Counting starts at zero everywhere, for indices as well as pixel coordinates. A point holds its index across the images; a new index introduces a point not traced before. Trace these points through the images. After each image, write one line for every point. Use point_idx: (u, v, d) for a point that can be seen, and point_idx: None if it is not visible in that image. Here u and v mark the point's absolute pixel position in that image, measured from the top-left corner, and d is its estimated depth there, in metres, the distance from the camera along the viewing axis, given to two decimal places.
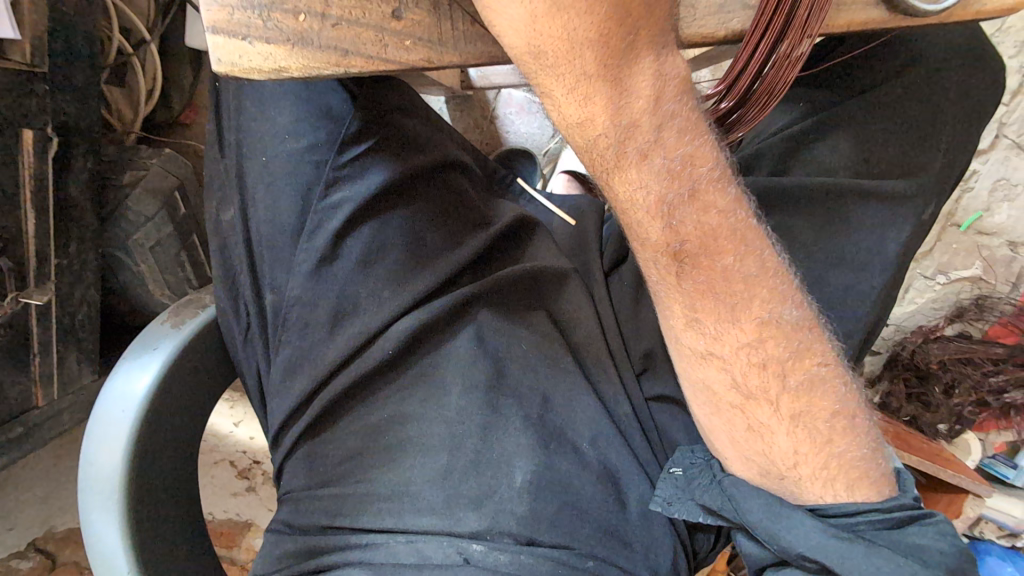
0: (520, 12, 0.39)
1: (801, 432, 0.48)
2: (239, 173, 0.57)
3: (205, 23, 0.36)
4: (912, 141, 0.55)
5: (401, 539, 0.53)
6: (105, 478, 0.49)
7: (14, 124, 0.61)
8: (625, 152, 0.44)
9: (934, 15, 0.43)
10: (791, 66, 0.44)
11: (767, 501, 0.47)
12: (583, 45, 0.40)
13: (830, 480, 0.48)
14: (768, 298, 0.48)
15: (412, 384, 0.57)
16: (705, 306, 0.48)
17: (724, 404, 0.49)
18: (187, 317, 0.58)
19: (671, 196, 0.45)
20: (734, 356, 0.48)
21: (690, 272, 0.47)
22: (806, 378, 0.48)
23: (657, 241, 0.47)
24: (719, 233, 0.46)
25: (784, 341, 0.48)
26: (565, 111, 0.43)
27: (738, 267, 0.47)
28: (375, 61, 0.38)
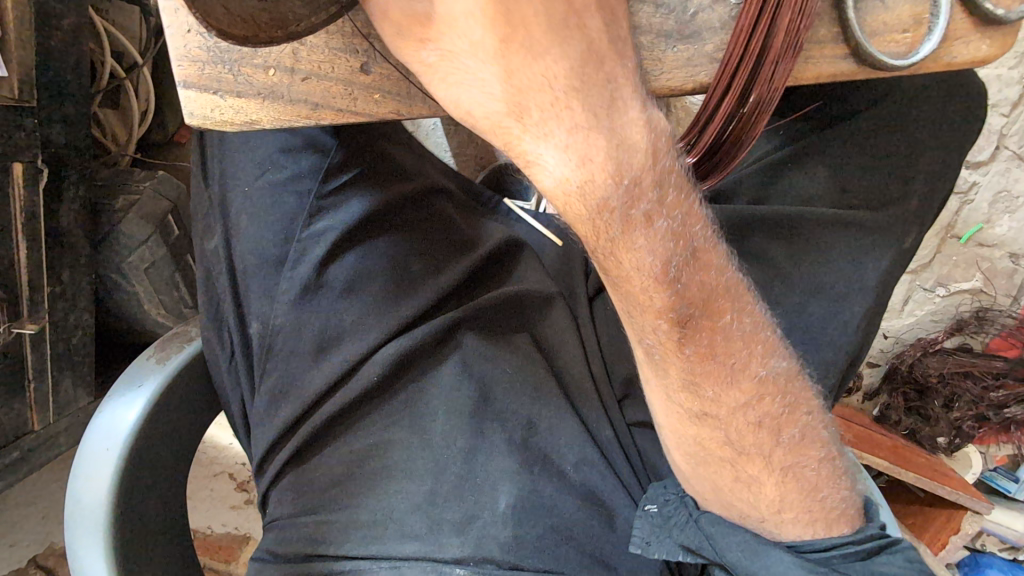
0: (490, 74, 0.37)
1: (789, 481, 0.48)
2: (222, 204, 0.57)
3: (177, 78, 0.37)
4: (888, 173, 0.54)
5: (384, 565, 0.52)
6: (90, 513, 0.50)
7: (5, 158, 0.62)
8: (631, 214, 0.40)
9: (904, 71, 0.42)
10: (759, 119, 0.43)
11: (743, 539, 0.47)
12: (562, 95, 0.38)
13: (803, 514, 0.48)
14: (762, 355, 0.48)
15: (398, 409, 0.56)
16: (702, 372, 0.46)
17: (715, 458, 0.48)
18: (173, 350, 0.58)
19: (677, 258, 0.43)
20: (730, 417, 0.47)
21: (693, 336, 0.45)
22: (797, 431, 0.49)
23: (661, 307, 0.43)
24: (718, 293, 0.46)
25: (779, 396, 0.48)
26: (565, 176, 0.39)
27: (736, 326, 0.47)
28: (344, 113, 0.38)
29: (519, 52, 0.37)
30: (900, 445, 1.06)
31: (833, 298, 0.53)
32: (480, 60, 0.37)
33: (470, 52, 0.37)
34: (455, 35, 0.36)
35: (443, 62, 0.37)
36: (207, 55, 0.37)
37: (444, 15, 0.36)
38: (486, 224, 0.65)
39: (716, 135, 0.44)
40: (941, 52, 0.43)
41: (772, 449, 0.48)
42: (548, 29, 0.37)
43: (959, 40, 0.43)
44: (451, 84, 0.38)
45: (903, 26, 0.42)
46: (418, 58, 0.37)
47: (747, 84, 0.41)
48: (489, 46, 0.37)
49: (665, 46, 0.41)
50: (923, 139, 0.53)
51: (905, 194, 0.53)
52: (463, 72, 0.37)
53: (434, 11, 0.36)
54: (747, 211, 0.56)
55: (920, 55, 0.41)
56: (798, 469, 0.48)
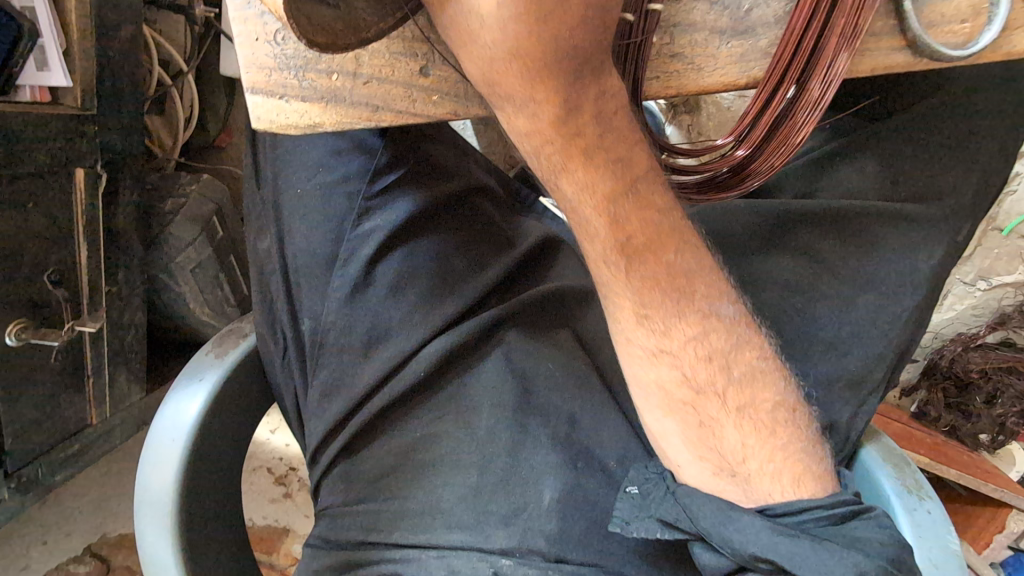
0: (481, 48, 0.36)
1: (746, 421, 0.46)
2: (276, 204, 0.59)
3: (245, 84, 0.39)
4: (940, 163, 0.53)
5: (432, 553, 0.53)
6: (157, 501, 0.52)
7: (68, 164, 0.65)
8: (572, 153, 0.40)
9: (962, 61, 0.41)
10: (812, 112, 0.43)
11: (719, 506, 0.44)
12: (538, 75, 0.37)
13: (779, 471, 0.46)
14: (707, 293, 0.47)
15: (446, 404, 0.58)
16: (652, 303, 0.45)
17: (676, 402, 0.47)
18: (229, 347, 0.60)
19: (619, 195, 0.42)
20: (681, 350, 0.46)
21: (639, 267, 0.44)
22: (748, 370, 0.47)
23: (605, 238, 0.43)
24: (665, 235, 0.45)
25: (726, 335, 0.47)
26: (515, 122, 0.40)
27: (680, 263, 0.46)
28: (403, 115, 0.40)
29: (515, 41, 0.35)
30: (940, 443, 1.04)
31: (882, 292, 0.52)
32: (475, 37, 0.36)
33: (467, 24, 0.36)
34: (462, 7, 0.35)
35: (441, 10, 0.36)
36: (274, 62, 0.38)
37: None
38: (523, 222, 0.66)
39: (767, 129, 0.44)
40: (999, 41, 0.42)
41: (726, 387, 0.46)
42: (537, 12, 0.34)
43: (1019, 29, 0.42)
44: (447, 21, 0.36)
45: (961, 17, 0.41)
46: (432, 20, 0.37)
47: (803, 76, 0.42)
48: (488, 21, 0.35)
49: (719, 42, 0.41)
50: (976, 131, 0.52)
51: (958, 184, 0.52)
52: (464, 24, 0.36)
53: None
54: (788, 208, 0.57)
55: (979, 45, 0.41)
56: (752, 409, 0.47)
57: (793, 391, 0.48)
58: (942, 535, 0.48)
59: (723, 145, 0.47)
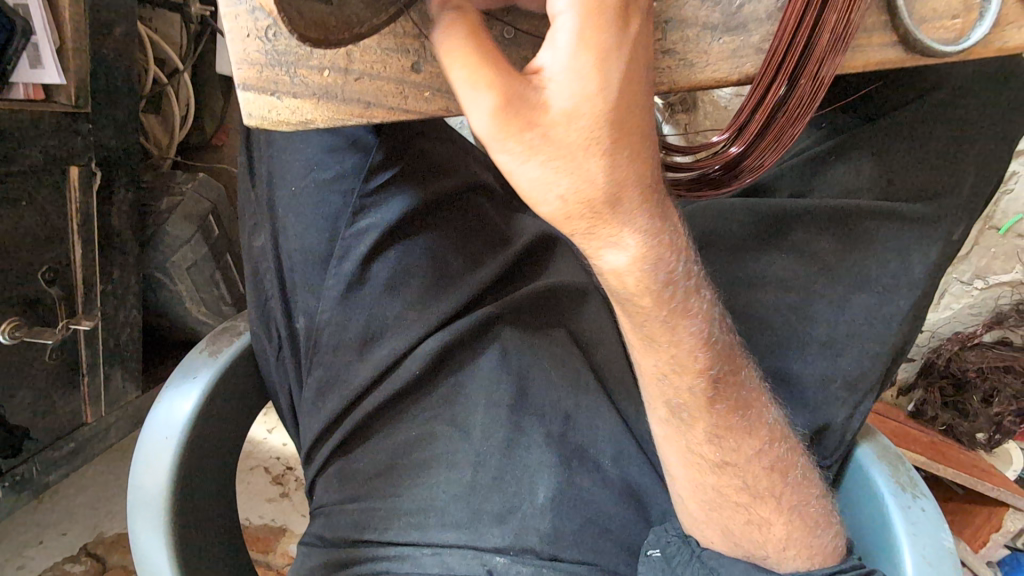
0: (593, 166, 0.34)
1: (798, 521, 0.49)
2: (270, 202, 0.58)
3: (237, 80, 0.39)
4: (935, 163, 0.53)
5: (427, 551, 0.54)
6: (149, 500, 0.52)
7: (62, 162, 0.65)
8: (682, 285, 0.43)
9: (953, 57, 0.41)
10: (805, 109, 0.43)
11: (745, 570, 0.47)
12: (648, 189, 0.37)
13: (804, 550, 0.49)
14: (766, 407, 0.49)
15: (441, 402, 0.58)
16: (726, 425, 0.48)
17: (730, 503, 0.49)
18: (223, 345, 0.60)
19: (714, 326, 0.46)
20: (747, 464, 0.49)
21: (721, 395, 0.47)
22: (802, 473, 0.50)
23: (693, 368, 0.46)
24: (733, 352, 0.48)
25: (785, 444, 0.50)
26: (639, 260, 0.39)
27: (750, 381, 0.49)
28: (396, 111, 0.39)
29: (623, 148, 0.34)
30: (937, 441, 1.04)
31: (878, 292, 0.52)
32: (589, 158, 0.33)
33: (575, 145, 0.33)
34: (569, 125, 0.32)
35: (563, 159, 0.33)
36: (265, 58, 0.38)
37: (559, 124, 0.32)
38: (519, 219, 0.66)
39: (759, 126, 0.44)
40: (993, 36, 0.42)
41: (782, 491, 0.49)
42: (644, 142, 0.34)
43: (1013, 24, 0.41)
44: (561, 171, 0.33)
45: (954, 13, 0.41)
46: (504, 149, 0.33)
47: (796, 73, 0.42)
48: (604, 158, 0.33)
49: (711, 38, 0.41)
50: (973, 131, 0.52)
51: (956, 184, 0.52)
52: (575, 174, 0.34)
53: (547, 117, 0.32)
54: (784, 206, 0.57)
55: (972, 41, 0.40)
56: (805, 508, 0.49)
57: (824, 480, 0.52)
58: (938, 534, 0.48)
59: (715, 142, 0.47)
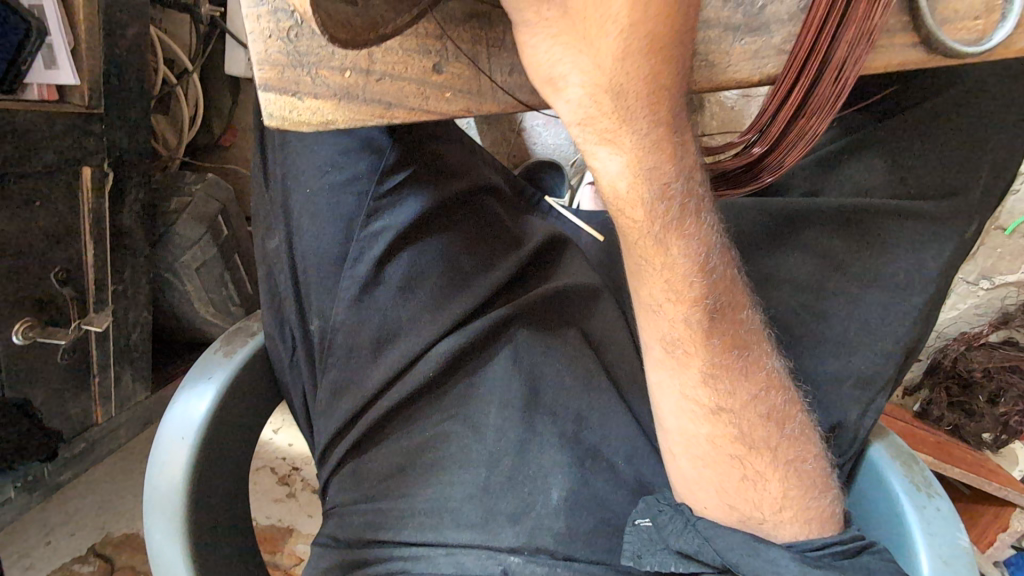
0: (606, 47, 0.36)
1: (792, 476, 0.49)
2: (284, 202, 0.58)
3: (257, 81, 0.39)
4: (951, 164, 0.52)
5: (441, 551, 0.53)
6: (166, 499, 0.52)
7: (75, 162, 0.65)
8: (685, 206, 0.43)
9: (974, 58, 0.41)
10: (826, 113, 0.42)
11: (742, 539, 0.47)
12: (660, 90, 0.38)
13: (801, 513, 0.48)
14: (764, 352, 0.50)
15: (455, 402, 0.58)
16: (722, 365, 0.48)
17: (723, 455, 0.48)
18: (237, 345, 0.60)
19: (713, 254, 0.46)
20: (743, 410, 0.48)
21: (718, 330, 0.47)
22: (797, 425, 0.50)
23: (692, 298, 0.45)
24: (732, 297, 0.48)
25: (781, 392, 0.50)
26: (636, 157, 0.40)
27: (749, 325, 0.49)
28: (417, 112, 0.39)
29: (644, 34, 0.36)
30: (943, 442, 1.04)
31: (895, 290, 0.52)
32: (603, 41, 0.36)
33: (592, 25, 0.36)
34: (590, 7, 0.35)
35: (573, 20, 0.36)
36: (287, 59, 0.38)
37: None
38: (530, 221, 0.66)
39: (782, 127, 0.44)
40: (1013, 37, 0.42)
41: (777, 442, 0.49)
42: (662, 35, 0.36)
43: None
44: (572, 35, 0.36)
45: (976, 13, 0.41)
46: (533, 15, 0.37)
47: (818, 71, 0.41)
48: (617, 36, 0.36)
49: (733, 38, 0.41)
50: (994, 135, 0.51)
51: (970, 181, 0.52)
52: (585, 40, 0.36)
53: None
54: (796, 208, 0.57)
55: (993, 42, 0.41)
56: (798, 464, 0.49)
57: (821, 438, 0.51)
58: (952, 532, 0.48)
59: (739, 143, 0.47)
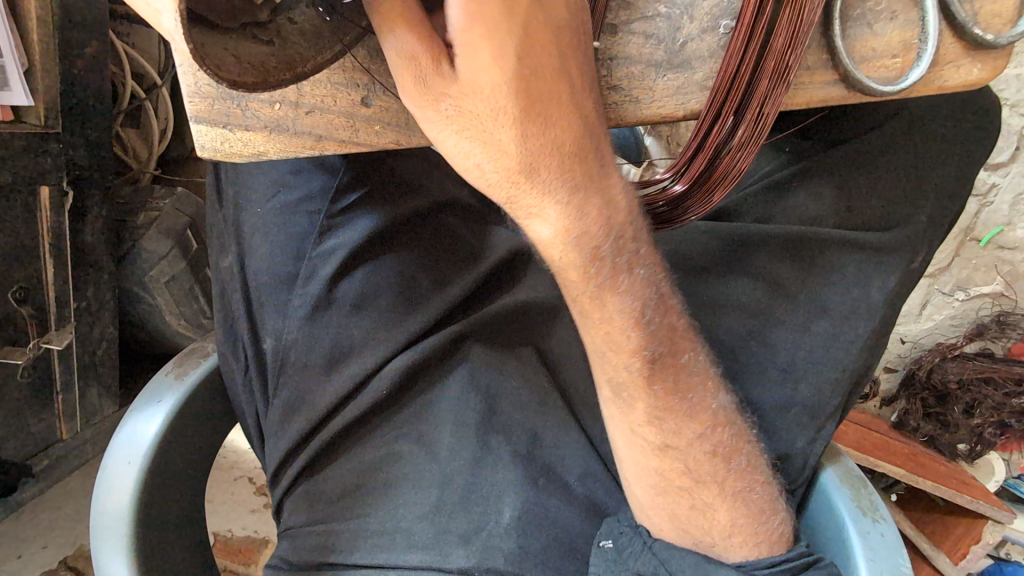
0: (505, 133, 0.36)
1: (739, 505, 0.49)
2: (237, 223, 0.58)
3: (189, 113, 0.40)
4: (898, 194, 0.53)
5: (393, 573, 0.53)
6: (112, 523, 0.51)
7: (31, 183, 0.65)
8: (618, 262, 0.42)
9: (890, 98, 0.41)
10: (749, 149, 0.43)
11: (694, 561, 0.48)
12: (570, 160, 0.38)
13: (751, 537, 0.49)
14: (710, 390, 0.49)
15: (408, 421, 0.58)
16: (665, 406, 0.47)
17: (673, 487, 0.49)
18: (190, 366, 0.60)
19: (650, 304, 0.45)
20: (688, 446, 0.48)
21: (660, 374, 0.46)
22: (743, 460, 0.49)
23: (632, 347, 0.45)
24: (678, 335, 0.48)
25: (728, 427, 0.49)
26: (564, 226, 0.40)
27: (695, 362, 0.48)
28: (347, 143, 0.40)
29: (535, 116, 0.36)
30: (918, 453, 1.04)
31: (840, 318, 0.53)
32: (500, 129, 0.36)
33: (484, 116, 0.35)
34: (478, 97, 0.35)
35: (465, 110, 0.35)
36: (217, 91, 0.39)
37: (462, 71, 0.34)
38: (495, 232, 0.65)
39: (705, 163, 0.44)
40: (931, 77, 0.42)
41: (724, 476, 0.49)
42: (551, 108, 0.36)
43: (950, 65, 0.42)
44: (472, 125, 0.36)
45: (893, 51, 0.41)
46: (427, 113, 0.36)
47: (738, 112, 0.41)
48: (510, 122, 0.36)
49: (655, 75, 0.41)
50: (933, 166, 0.52)
51: (916, 214, 0.52)
52: (483, 128, 0.36)
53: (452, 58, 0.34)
54: (749, 231, 0.56)
55: (909, 82, 0.41)
56: (746, 495, 0.49)
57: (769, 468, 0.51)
58: (895, 558, 0.48)
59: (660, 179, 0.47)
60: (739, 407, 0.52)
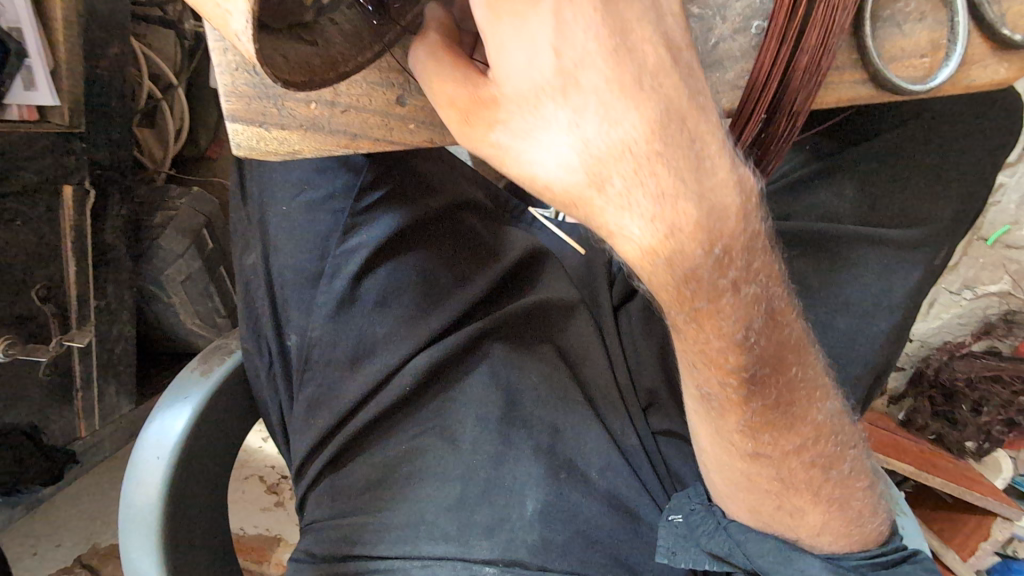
0: (563, 133, 0.34)
1: (835, 511, 0.50)
2: (261, 221, 0.59)
3: (225, 112, 0.40)
4: (918, 193, 0.54)
5: (416, 563, 0.54)
6: (142, 516, 0.52)
7: (55, 182, 0.66)
8: (721, 262, 0.39)
9: (923, 96, 0.41)
10: (780, 148, 0.44)
11: (775, 546, 0.49)
12: (647, 159, 0.35)
13: (842, 535, 0.50)
14: (813, 398, 0.48)
15: (430, 418, 0.59)
16: (767, 421, 0.46)
17: (763, 490, 0.49)
18: (215, 363, 0.61)
19: (755, 322, 0.43)
20: (783, 459, 0.48)
21: (763, 393, 0.45)
22: (845, 468, 0.50)
23: (728, 365, 0.43)
24: (785, 350, 0.45)
25: (830, 437, 0.49)
26: (652, 236, 0.37)
27: (803, 374, 0.47)
28: (381, 142, 0.41)
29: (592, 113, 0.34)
30: (928, 451, 1.04)
31: (859, 316, 0.54)
32: (556, 134, 0.35)
33: (535, 116, 0.35)
34: (522, 109, 0.35)
35: (516, 137, 0.35)
36: (253, 91, 0.40)
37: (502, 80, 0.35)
38: (511, 232, 0.66)
39: None
40: (959, 75, 0.43)
41: (820, 483, 0.49)
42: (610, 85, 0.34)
43: (978, 63, 0.43)
44: (531, 151, 0.35)
45: (921, 52, 0.42)
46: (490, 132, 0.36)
47: (769, 114, 0.42)
48: (568, 134, 0.34)
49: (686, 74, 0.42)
50: (953, 165, 0.54)
51: (936, 212, 0.54)
52: (540, 134, 0.35)
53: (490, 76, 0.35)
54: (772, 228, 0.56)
55: (939, 80, 0.42)
56: (844, 501, 0.50)
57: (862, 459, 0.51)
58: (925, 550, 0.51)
59: None
60: (844, 411, 0.51)
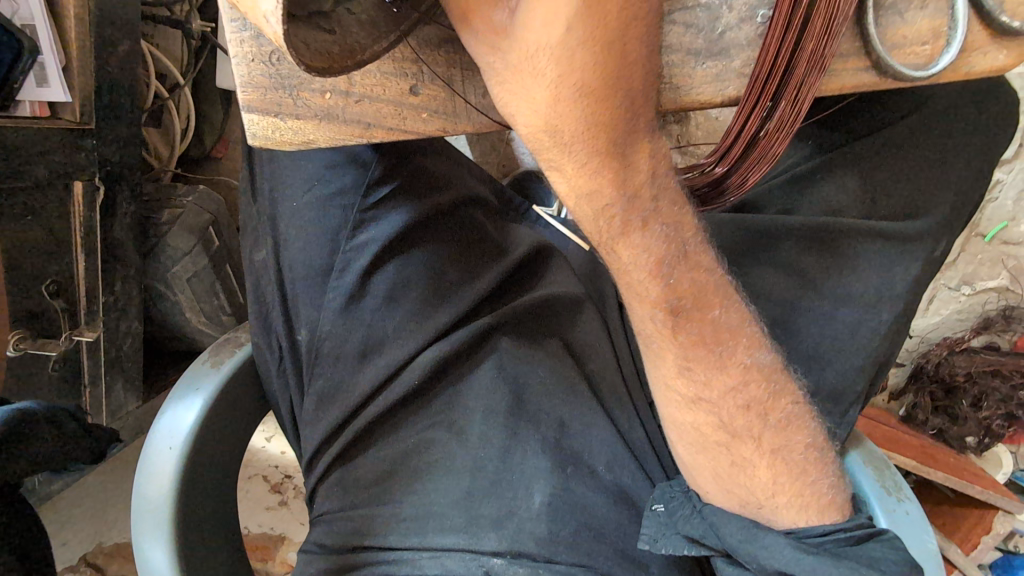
0: (541, 93, 0.39)
1: (780, 462, 0.50)
2: (272, 215, 0.60)
3: (242, 103, 0.42)
4: (919, 181, 0.55)
5: (426, 554, 0.54)
6: (154, 506, 0.53)
7: (65, 177, 0.67)
8: (630, 220, 0.45)
9: (923, 83, 0.43)
10: (787, 131, 0.44)
11: (743, 525, 0.49)
12: (600, 128, 0.40)
13: (797, 497, 0.50)
14: (749, 345, 0.51)
15: (439, 413, 0.59)
16: (696, 357, 0.50)
17: (710, 442, 0.51)
18: (225, 357, 0.62)
19: (670, 257, 0.47)
20: (722, 399, 0.50)
21: (684, 325, 0.49)
22: (784, 416, 0.51)
23: (656, 299, 0.48)
24: (708, 290, 0.50)
25: (766, 383, 0.51)
26: (576, 184, 0.43)
27: (726, 318, 0.50)
28: (394, 132, 0.42)
29: (574, 79, 0.38)
30: (927, 446, 1.05)
31: (861, 304, 0.55)
32: (538, 83, 0.39)
33: (527, 64, 0.38)
34: (523, 51, 0.38)
35: (505, 66, 0.39)
36: (268, 82, 0.41)
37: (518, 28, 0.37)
38: (516, 229, 0.66)
39: (742, 149, 0.46)
40: (959, 62, 0.44)
41: (762, 432, 0.50)
42: (601, 63, 0.37)
43: (978, 51, 0.44)
44: (508, 83, 0.39)
45: (923, 39, 0.43)
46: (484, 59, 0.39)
47: (774, 98, 0.43)
48: (547, 85, 0.38)
49: (695, 63, 0.43)
50: (954, 150, 0.55)
51: (936, 201, 0.54)
52: (527, 77, 0.39)
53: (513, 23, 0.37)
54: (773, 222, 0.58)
55: (939, 67, 0.43)
56: (787, 452, 0.51)
57: (819, 431, 0.52)
58: (920, 536, 0.50)
59: (704, 163, 0.50)
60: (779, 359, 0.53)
